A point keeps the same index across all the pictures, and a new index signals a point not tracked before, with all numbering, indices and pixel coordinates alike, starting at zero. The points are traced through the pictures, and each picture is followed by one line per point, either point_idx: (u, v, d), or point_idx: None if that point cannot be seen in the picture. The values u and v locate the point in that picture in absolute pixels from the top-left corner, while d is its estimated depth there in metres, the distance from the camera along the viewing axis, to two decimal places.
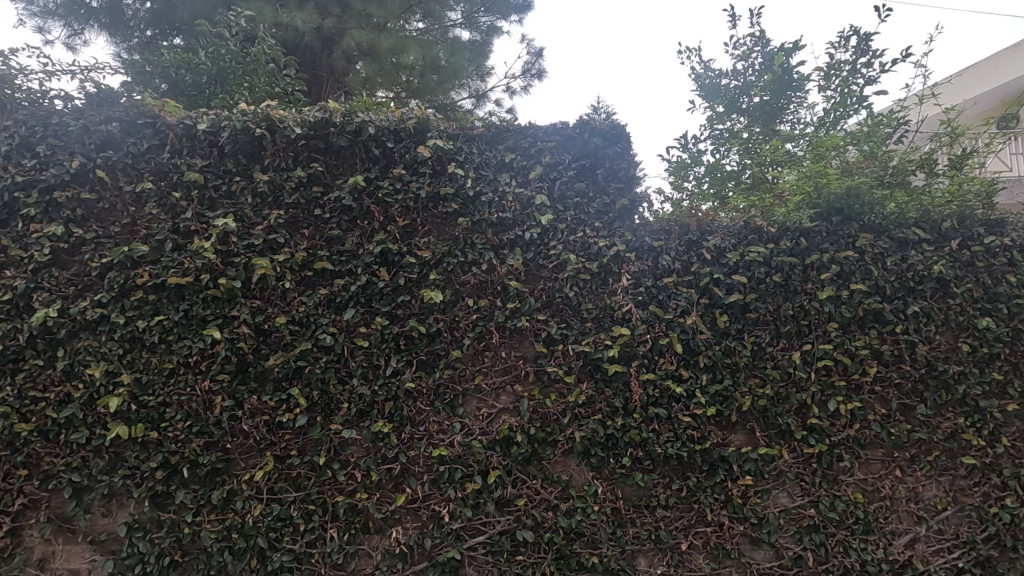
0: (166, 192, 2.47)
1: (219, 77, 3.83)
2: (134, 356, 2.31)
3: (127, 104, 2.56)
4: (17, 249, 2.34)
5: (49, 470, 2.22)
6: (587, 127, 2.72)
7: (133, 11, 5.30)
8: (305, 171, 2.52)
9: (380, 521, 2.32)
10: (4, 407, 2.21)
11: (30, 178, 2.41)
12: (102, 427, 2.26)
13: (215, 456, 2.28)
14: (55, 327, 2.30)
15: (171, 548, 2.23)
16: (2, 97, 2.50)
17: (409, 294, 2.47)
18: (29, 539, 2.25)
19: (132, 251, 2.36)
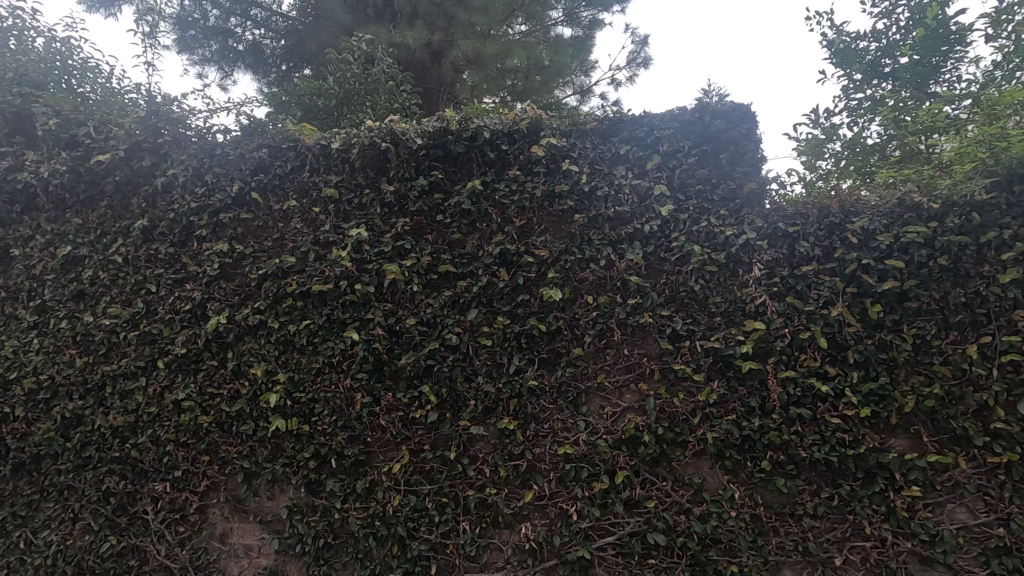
0: (307, 208, 2.72)
1: (346, 99, 4.13)
2: (288, 356, 2.57)
3: (273, 132, 2.86)
4: (195, 265, 2.73)
5: (226, 456, 2.55)
6: (708, 110, 2.55)
7: (271, 49, 5.96)
8: (427, 179, 2.65)
9: (509, 516, 2.36)
10: (190, 402, 2.58)
11: (203, 204, 2.79)
12: (265, 420, 2.54)
13: (358, 448, 2.47)
14: (224, 332, 2.63)
15: (324, 531, 2.44)
16: (180, 136, 2.97)
17: (528, 293, 2.49)
18: (213, 515, 2.58)
19: (282, 263, 2.63)
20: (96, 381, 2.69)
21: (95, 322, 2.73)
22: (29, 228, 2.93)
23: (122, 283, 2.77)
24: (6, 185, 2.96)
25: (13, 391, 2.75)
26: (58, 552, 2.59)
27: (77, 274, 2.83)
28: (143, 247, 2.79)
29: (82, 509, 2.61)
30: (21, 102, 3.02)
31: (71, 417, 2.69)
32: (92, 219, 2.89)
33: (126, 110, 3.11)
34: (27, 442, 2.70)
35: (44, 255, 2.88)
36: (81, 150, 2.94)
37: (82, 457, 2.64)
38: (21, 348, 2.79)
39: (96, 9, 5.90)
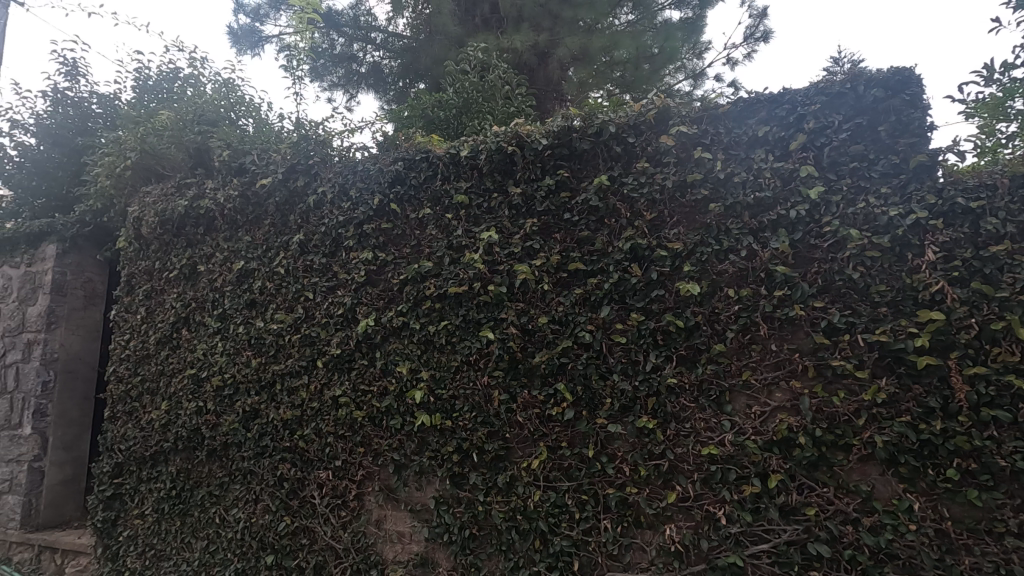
0: (440, 215, 2.86)
1: (464, 107, 4.31)
2: (429, 355, 2.73)
3: (406, 146, 3.05)
4: (345, 273, 2.99)
5: (378, 448, 2.76)
6: (861, 78, 2.30)
7: (391, 69, 6.36)
8: (553, 178, 2.66)
9: (652, 516, 2.30)
10: (345, 398, 2.83)
11: (349, 216, 3.04)
12: (411, 415, 2.71)
13: (497, 444, 2.55)
14: (373, 333, 2.85)
15: (469, 522, 2.55)
16: (328, 156, 3.23)
17: (663, 288, 2.41)
18: (369, 502, 2.80)
19: (421, 268, 2.79)
20: (268, 379, 3.04)
21: (265, 327, 3.10)
22: (210, 247, 3.40)
23: (285, 291, 3.11)
24: (192, 212, 3.45)
25: (205, 387, 3.21)
26: (246, 528, 2.97)
27: (248, 285, 3.23)
28: (300, 259, 3.11)
29: (262, 491, 2.96)
30: (201, 139, 3.51)
31: (249, 410, 3.07)
32: (259, 236, 3.27)
33: (281, 138, 3.48)
34: (217, 432, 3.12)
35: (224, 270, 3.32)
36: (248, 176, 3.34)
37: (260, 446, 3.00)
38: (209, 351, 3.24)
39: (243, 51, 6.64)
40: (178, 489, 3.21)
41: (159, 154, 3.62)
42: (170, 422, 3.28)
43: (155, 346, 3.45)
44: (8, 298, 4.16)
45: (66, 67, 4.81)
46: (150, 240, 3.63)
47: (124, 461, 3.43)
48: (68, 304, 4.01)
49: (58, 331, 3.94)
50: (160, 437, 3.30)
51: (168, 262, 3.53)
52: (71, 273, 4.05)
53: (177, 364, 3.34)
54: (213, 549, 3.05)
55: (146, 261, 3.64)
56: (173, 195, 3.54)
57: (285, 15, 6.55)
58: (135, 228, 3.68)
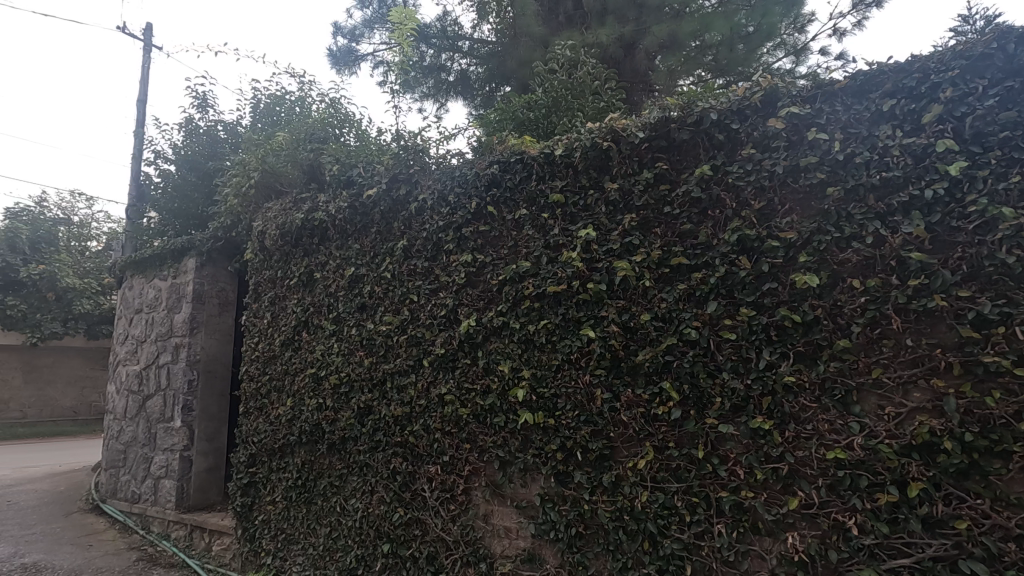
0: (536, 215, 2.88)
1: (553, 107, 4.30)
2: (530, 354, 2.76)
3: (500, 149, 3.11)
4: (446, 275, 3.11)
5: (483, 444, 2.83)
6: (1011, 36, 2.04)
7: (476, 75, 6.56)
8: (652, 172, 2.60)
9: (771, 523, 2.18)
10: (451, 396, 2.94)
11: (449, 221, 3.14)
12: (514, 413, 2.76)
13: (601, 443, 2.52)
14: (474, 333, 2.94)
15: (575, 520, 2.55)
16: (426, 164, 3.35)
17: (775, 280, 2.26)
18: (476, 497, 2.88)
19: (519, 268, 2.83)
20: (379, 377, 3.23)
21: (375, 329, 3.30)
22: (324, 256, 3.67)
23: (392, 295, 3.29)
24: (307, 224, 3.74)
25: (324, 386, 3.47)
26: (364, 517, 3.17)
27: (359, 289, 3.45)
28: (404, 264, 3.27)
29: (377, 483, 3.15)
30: (313, 157, 3.80)
31: (363, 407, 3.27)
32: (367, 243, 3.49)
33: (383, 150, 3.68)
34: (336, 427, 3.36)
35: (337, 276, 3.57)
36: (355, 188, 3.57)
37: (374, 440, 3.20)
38: (326, 351, 3.50)
39: (342, 70, 7.09)
40: (303, 479, 3.50)
41: (278, 173, 3.96)
42: (294, 417, 3.58)
43: (280, 348, 3.78)
44: (159, 307, 4.75)
45: (198, 100, 5.40)
46: (272, 251, 3.98)
47: (257, 452, 3.79)
48: (206, 310, 4.49)
49: (199, 335, 4.43)
50: (286, 431, 3.61)
51: (288, 271, 3.86)
52: (208, 283, 4.53)
53: (299, 364, 3.64)
54: (336, 535, 3.29)
55: (270, 271, 4.00)
56: (291, 209, 3.86)
57: (378, 33, 6.91)
58: (260, 241, 4.06)
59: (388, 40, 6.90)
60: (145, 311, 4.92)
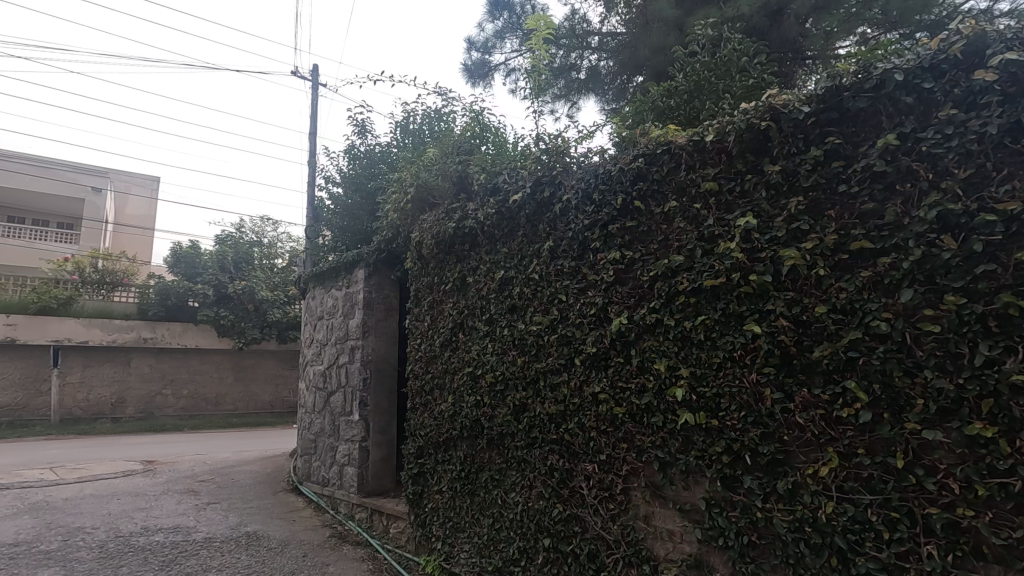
0: (687, 206, 2.76)
1: (696, 91, 4.06)
2: (688, 352, 2.64)
3: (644, 142, 3.03)
4: (594, 274, 3.11)
5: (641, 444, 2.78)
6: None
7: (607, 70, 6.49)
8: (822, 148, 2.34)
9: (1001, 548, 1.84)
10: (605, 394, 2.93)
11: (594, 219, 3.13)
12: (673, 413, 2.67)
13: (773, 447, 2.32)
14: (626, 331, 2.89)
15: (747, 528, 2.39)
16: (568, 164, 3.37)
17: (993, 261, 1.90)
18: (636, 497, 2.84)
19: (671, 263, 2.73)
20: (532, 376, 3.33)
21: (526, 328, 3.40)
22: (475, 260, 3.88)
23: (541, 295, 3.37)
24: (459, 231, 3.98)
25: (481, 384, 3.66)
26: (524, 511, 3.29)
27: (509, 291, 3.59)
28: (551, 264, 3.34)
29: (535, 479, 3.25)
30: (461, 168, 4.03)
31: (518, 404, 3.40)
32: (514, 247, 3.62)
33: (525, 155, 3.79)
34: (494, 422, 3.53)
35: (487, 279, 3.75)
36: (501, 195, 3.71)
37: (531, 437, 3.30)
38: (482, 351, 3.70)
39: (477, 83, 7.43)
40: (466, 471, 3.73)
41: (431, 186, 4.27)
42: (456, 413, 3.83)
43: (440, 348, 4.07)
44: (336, 314, 5.38)
45: (358, 127, 6.03)
46: (428, 258, 4.30)
47: (424, 444, 4.11)
48: (375, 316, 4.99)
49: (370, 338, 4.94)
50: (449, 426, 3.88)
51: (444, 276, 4.14)
52: (375, 291, 5.04)
53: (457, 363, 3.89)
54: (498, 526, 3.45)
55: (427, 277, 4.33)
56: (443, 219, 4.13)
57: (510, 42, 7.14)
58: (417, 250, 4.41)
59: (519, 48, 7.10)
60: (325, 318, 5.61)
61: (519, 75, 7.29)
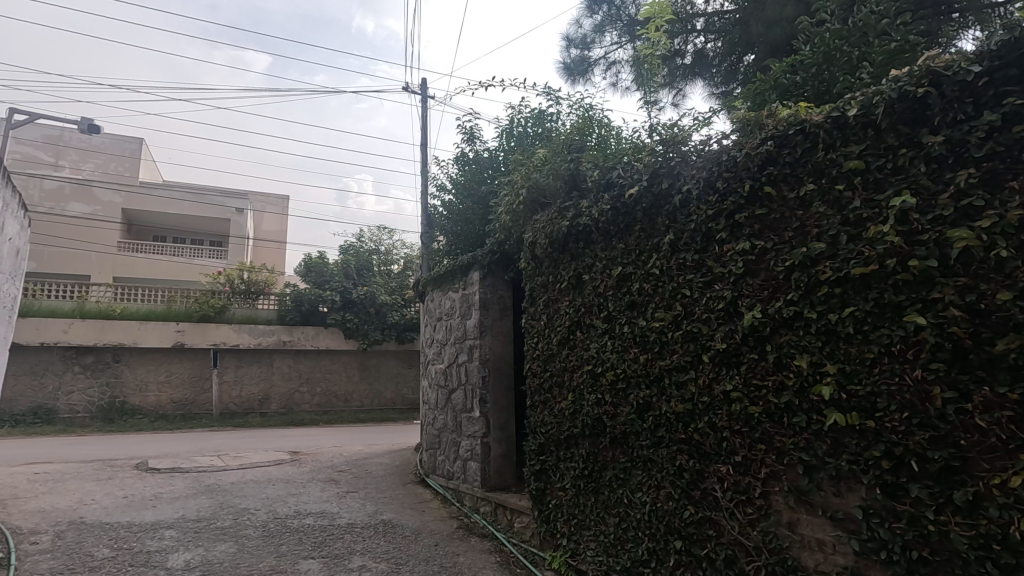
0: (827, 188, 2.53)
1: (826, 62, 3.72)
2: (833, 347, 2.41)
3: (772, 123, 2.83)
4: (720, 266, 2.96)
5: (782, 446, 2.59)
6: None
7: (715, 51, 6.17)
8: (997, 112, 2.04)
9: None
10: (737, 393, 2.78)
11: (719, 209, 2.99)
12: (818, 413, 2.45)
13: (946, 452, 2.05)
14: (760, 325, 2.71)
15: (916, 542, 2.14)
16: (687, 154, 3.24)
17: None
18: (777, 502, 2.66)
19: (810, 251, 2.52)
20: (656, 373, 3.25)
21: (648, 325, 3.33)
22: (591, 258, 3.86)
23: (662, 290, 3.28)
24: (573, 230, 3.99)
25: (601, 381, 3.64)
26: (652, 511, 3.22)
27: (628, 287, 3.53)
28: (673, 258, 3.23)
29: (663, 479, 3.17)
30: (573, 167, 4.04)
31: (641, 402, 3.33)
32: (631, 242, 3.55)
33: (638, 148, 3.70)
34: (617, 421, 3.49)
35: (604, 277, 3.73)
36: (616, 190, 3.67)
37: (656, 436, 3.22)
38: (601, 349, 3.68)
39: (576, 80, 7.37)
40: (589, 469, 3.72)
41: (544, 187, 4.32)
42: (576, 410, 3.84)
43: (557, 346, 4.11)
44: (454, 315, 5.62)
45: (467, 134, 6.25)
46: (542, 258, 4.36)
47: (545, 441, 4.17)
48: (491, 316, 5.15)
49: (487, 337, 5.10)
50: (570, 423, 3.90)
51: (559, 275, 4.17)
52: (490, 292, 5.19)
53: (576, 361, 3.90)
54: (625, 526, 3.41)
55: (542, 276, 4.38)
56: (557, 218, 4.16)
57: (609, 35, 7.01)
58: (531, 250, 4.48)
59: (619, 40, 6.97)
60: (444, 319, 5.88)
61: (620, 68, 7.15)
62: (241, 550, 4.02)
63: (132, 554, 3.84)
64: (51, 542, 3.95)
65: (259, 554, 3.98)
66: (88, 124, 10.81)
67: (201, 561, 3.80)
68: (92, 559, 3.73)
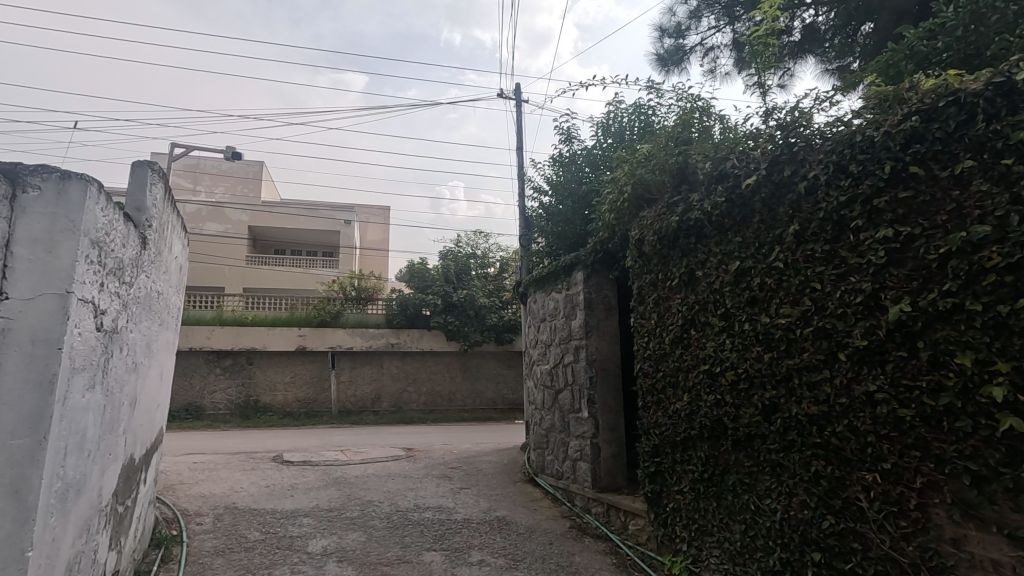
0: (989, 164, 2.24)
1: (975, 21, 3.31)
2: (1005, 343, 2.12)
3: (915, 97, 2.57)
4: (856, 257, 2.71)
5: (941, 454, 2.31)
6: None
7: (827, 24, 5.72)
8: None
9: None
10: (883, 394, 2.52)
11: (852, 195, 2.75)
12: (987, 417, 2.15)
13: None
14: (909, 320, 2.44)
15: None
16: (811, 137, 3.03)
17: None
18: (937, 516, 2.39)
19: (971, 235, 2.23)
20: (783, 373, 3.04)
21: (772, 322, 3.13)
22: (704, 253, 3.72)
23: (787, 285, 3.07)
24: (683, 225, 3.87)
25: (720, 381, 3.49)
26: (784, 520, 3.03)
27: (747, 282, 3.35)
28: (799, 250, 3.01)
29: (796, 486, 2.97)
30: (681, 160, 3.92)
31: (768, 404, 3.15)
32: (750, 234, 3.37)
33: (751, 136, 3.51)
34: (739, 423, 3.33)
35: (720, 272, 3.57)
36: (731, 181, 3.51)
37: (787, 439, 3.03)
38: (719, 347, 3.52)
39: (671, 70, 7.11)
40: (709, 473, 3.58)
41: (650, 182, 4.24)
42: (694, 412, 3.71)
43: (670, 345, 4.00)
44: (558, 316, 5.65)
45: (565, 134, 6.28)
46: (651, 255, 4.28)
47: (659, 443, 4.06)
48: (596, 316, 5.12)
49: (594, 337, 5.08)
50: (686, 424, 3.78)
51: (669, 272, 4.06)
52: (595, 292, 5.16)
53: (692, 360, 3.77)
54: (753, 534, 3.23)
55: (651, 274, 4.30)
56: (666, 214, 4.06)
57: (706, 20, 6.71)
58: (639, 247, 4.41)
59: (717, 24, 6.64)
60: (548, 319, 5.93)
61: (718, 53, 6.83)
62: (370, 539, 4.31)
63: (279, 538, 4.25)
64: (213, 524, 4.48)
65: (387, 544, 4.24)
66: (231, 151, 12.17)
67: (337, 548, 4.12)
68: (247, 540, 4.18)
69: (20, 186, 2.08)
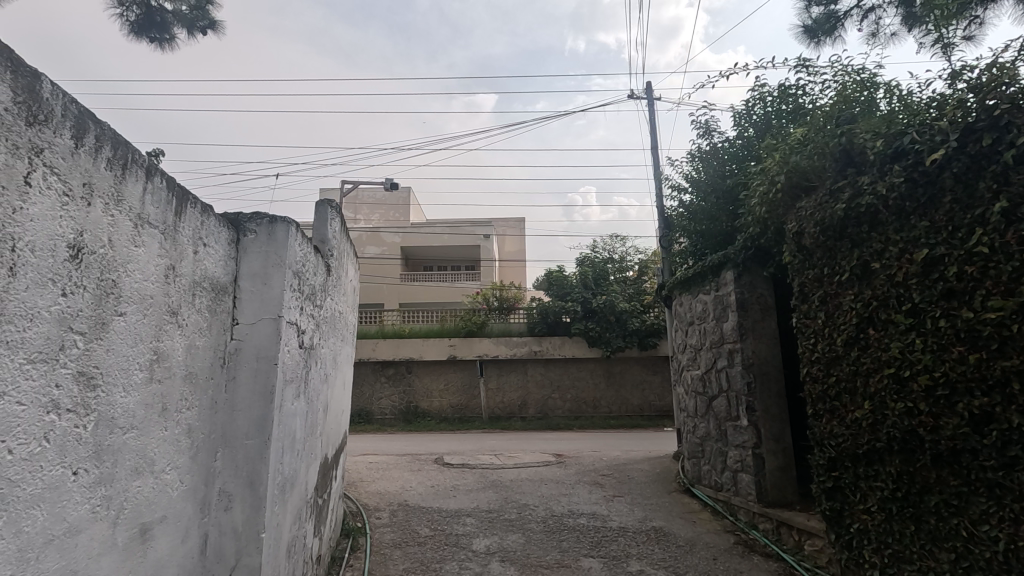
0: None
1: None
2: None
3: None
4: None
5: None
6: None
7: None
8: None
9: None
10: None
11: None
12: None
13: None
14: None
15: None
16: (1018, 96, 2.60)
17: None
18: None
19: None
20: (998, 377, 2.58)
21: (976, 317, 2.67)
22: (880, 242, 3.30)
23: (996, 273, 2.59)
24: (852, 212, 3.48)
25: (911, 387, 3.05)
26: (1009, 551, 2.56)
27: (939, 273, 2.89)
28: (1010, 231, 2.54)
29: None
30: (845, 141, 3.54)
31: (978, 414, 2.69)
32: (939, 217, 2.92)
33: (935, 104, 3.09)
34: (940, 435, 2.87)
35: (903, 263, 3.12)
36: (911, 158, 3.09)
37: (1008, 457, 2.56)
38: (906, 348, 3.07)
39: (821, 42, 6.37)
40: (903, 492, 3.14)
41: (806, 169, 3.87)
42: (878, 421, 3.29)
43: (844, 347, 3.60)
44: (708, 318, 5.37)
45: (703, 128, 5.99)
46: (813, 248, 3.90)
47: (837, 455, 3.66)
48: (751, 317, 4.80)
49: (750, 339, 4.75)
50: (870, 436, 3.36)
51: (837, 266, 3.67)
52: (748, 291, 4.83)
53: (871, 363, 3.35)
54: (966, 565, 2.78)
55: (814, 269, 3.92)
56: (828, 202, 3.68)
57: None
58: (797, 240, 4.05)
59: None
60: (696, 322, 5.66)
61: (881, 12, 6.02)
62: (529, 541, 4.46)
63: (447, 535, 4.58)
64: (389, 518, 4.97)
65: (546, 547, 4.37)
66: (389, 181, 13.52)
67: (498, 548, 4.33)
68: (420, 535, 4.57)
69: (242, 231, 2.54)
